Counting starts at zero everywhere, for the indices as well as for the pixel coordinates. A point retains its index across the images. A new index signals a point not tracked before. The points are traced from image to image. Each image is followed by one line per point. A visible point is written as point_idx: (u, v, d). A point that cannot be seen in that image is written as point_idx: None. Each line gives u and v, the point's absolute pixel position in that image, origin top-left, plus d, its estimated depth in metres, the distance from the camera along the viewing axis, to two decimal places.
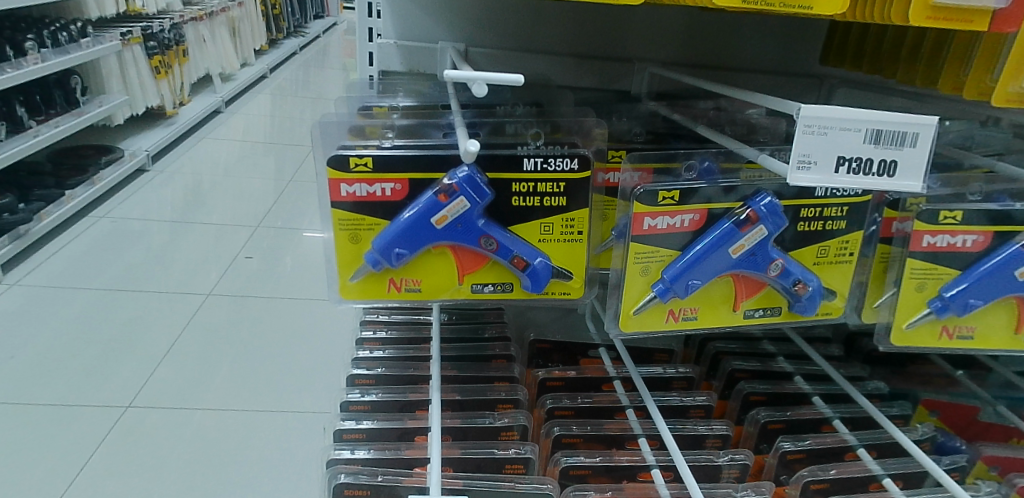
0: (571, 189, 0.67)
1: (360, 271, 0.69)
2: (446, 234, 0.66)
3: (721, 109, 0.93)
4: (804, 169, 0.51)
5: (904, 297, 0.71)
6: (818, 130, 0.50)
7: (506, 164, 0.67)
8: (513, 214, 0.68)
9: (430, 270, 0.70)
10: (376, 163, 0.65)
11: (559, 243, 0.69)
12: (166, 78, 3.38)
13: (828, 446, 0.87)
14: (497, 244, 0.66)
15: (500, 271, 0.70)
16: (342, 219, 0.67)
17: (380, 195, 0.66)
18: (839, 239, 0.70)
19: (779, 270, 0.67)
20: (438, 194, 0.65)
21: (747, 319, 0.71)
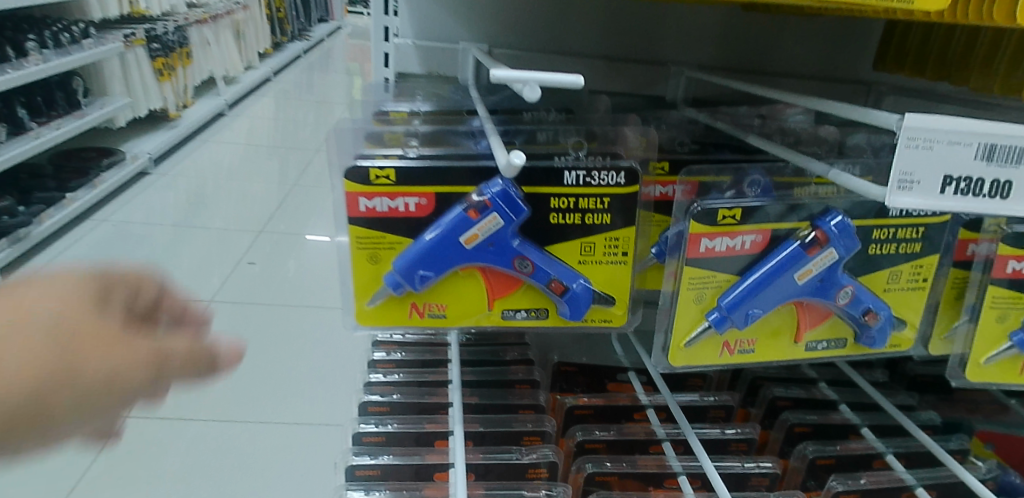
0: (616, 206, 0.60)
1: (379, 296, 0.62)
2: (475, 255, 0.59)
3: (764, 116, 0.86)
4: (906, 190, 0.44)
5: (983, 328, 0.64)
6: (924, 145, 0.43)
7: (545, 177, 0.60)
8: (550, 232, 0.61)
9: (456, 295, 0.63)
10: (399, 176, 0.58)
11: (601, 265, 0.62)
12: (169, 80, 3.31)
13: (884, 485, 0.79)
14: (533, 266, 0.59)
15: (534, 295, 0.63)
16: (359, 238, 0.60)
17: (402, 211, 0.59)
18: (914, 262, 0.62)
19: (849, 298, 0.60)
20: (467, 210, 0.57)
21: (809, 352, 0.64)
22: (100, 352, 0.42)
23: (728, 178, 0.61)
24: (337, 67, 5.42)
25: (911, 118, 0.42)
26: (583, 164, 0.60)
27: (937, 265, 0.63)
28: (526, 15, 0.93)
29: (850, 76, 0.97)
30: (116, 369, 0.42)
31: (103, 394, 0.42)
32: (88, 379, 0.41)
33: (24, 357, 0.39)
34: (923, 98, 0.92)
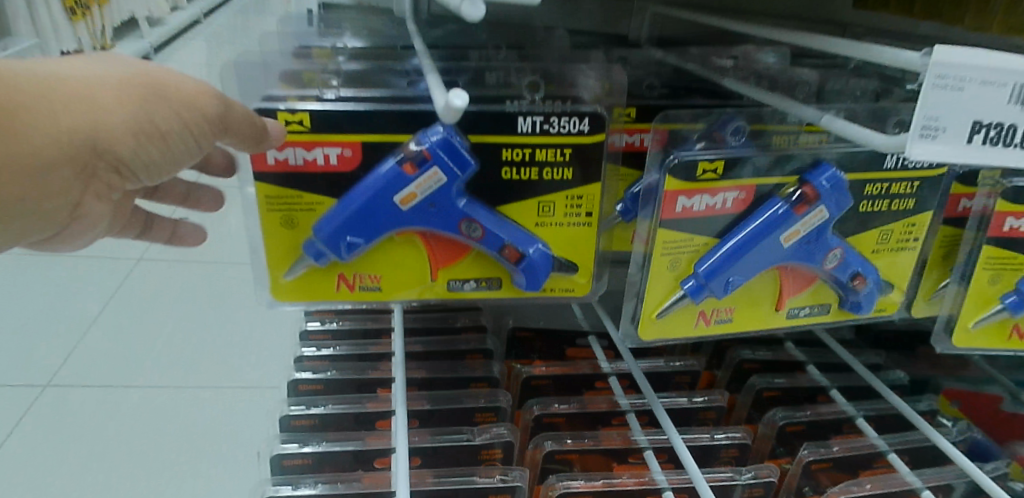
0: (579, 158, 0.51)
1: (298, 267, 0.52)
2: (413, 218, 0.50)
3: (735, 56, 0.77)
4: (930, 138, 0.36)
5: (973, 290, 0.59)
6: (954, 84, 0.35)
7: (495, 124, 0.50)
8: (501, 189, 0.52)
9: (392, 264, 0.54)
10: (315, 122, 0.48)
11: (561, 227, 0.54)
12: (83, 20, 3.02)
13: (856, 453, 0.75)
14: (483, 229, 0.51)
15: (484, 263, 0.54)
16: (270, 198, 0.50)
17: (321, 164, 0.49)
18: (905, 221, 0.56)
19: (837, 261, 0.54)
20: (402, 165, 0.48)
21: (791, 319, 0.58)
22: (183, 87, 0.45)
23: (699, 126, 0.52)
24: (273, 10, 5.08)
25: (940, 51, 0.35)
26: (543, 110, 0.50)
27: (929, 222, 0.57)
28: None
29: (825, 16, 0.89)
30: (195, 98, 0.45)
31: (179, 137, 0.46)
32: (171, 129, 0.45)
33: (118, 80, 0.44)
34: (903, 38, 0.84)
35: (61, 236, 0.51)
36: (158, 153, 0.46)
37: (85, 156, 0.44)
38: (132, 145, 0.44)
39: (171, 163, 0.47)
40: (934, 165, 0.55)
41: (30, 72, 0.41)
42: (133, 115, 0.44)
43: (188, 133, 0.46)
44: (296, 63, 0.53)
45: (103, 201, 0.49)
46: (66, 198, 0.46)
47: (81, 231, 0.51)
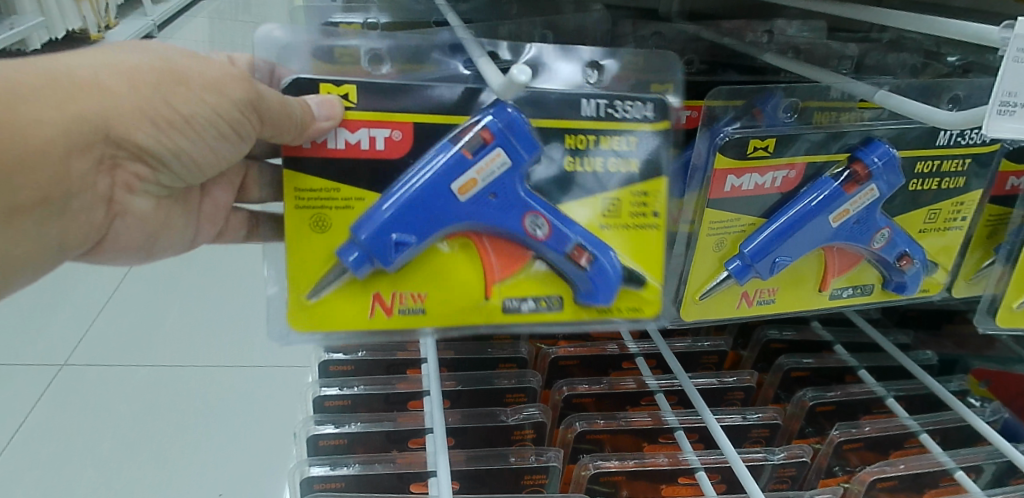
0: (648, 145, 0.46)
1: (328, 285, 0.46)
2: (469, 212, 0.44)
3: (770, 30, 0.75)
4: (1007, 115, 0.35)
5: (1020, 270, 0.58)
6: None
7: (557, 107, 0.45)
8: (569, 184, 0.46)
9: (439, 281, 0.47)
10: (363, 95, 0.43)
11: (628, 226, 0.48)
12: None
13: (888, 432, 0.74)
14: (549, 227, 0.45)
15: (545, 278, 0.48)
16: (299, 194, 0.44)
17: (366, 148, 0.44)
18: (954, 199, 0.56)
19: (886, 241, 0.53)
20: (461, 150, 0.43)
21: (833, 300, 0.57)
22: (209, 74, 0.44)
23: (737, 102, 0.50)
24: None
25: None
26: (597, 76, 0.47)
27: (976, 201, 0.56)
28: None
29: None
30: (220, 84, 0.44)
31: (205, 125, 0.44)
32: (193, 116, 0.44)
33: (132, 64, 0.43)
34: None
35: (116, 244, 0.52)
36: (185, 140, 0.44)
37: (101, 146, 0.44)
38: (152, 134, 0.44)
39: (205, 149, 0.46)
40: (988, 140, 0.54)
41: (41, 69, 0.42)
42: (146, 104, 0.43)
43: (214, 119, 0.44)
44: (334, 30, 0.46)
45: (144, 195, 0.49)
46: (92, 193, 0.47)
47: (133, 237, 0.51)
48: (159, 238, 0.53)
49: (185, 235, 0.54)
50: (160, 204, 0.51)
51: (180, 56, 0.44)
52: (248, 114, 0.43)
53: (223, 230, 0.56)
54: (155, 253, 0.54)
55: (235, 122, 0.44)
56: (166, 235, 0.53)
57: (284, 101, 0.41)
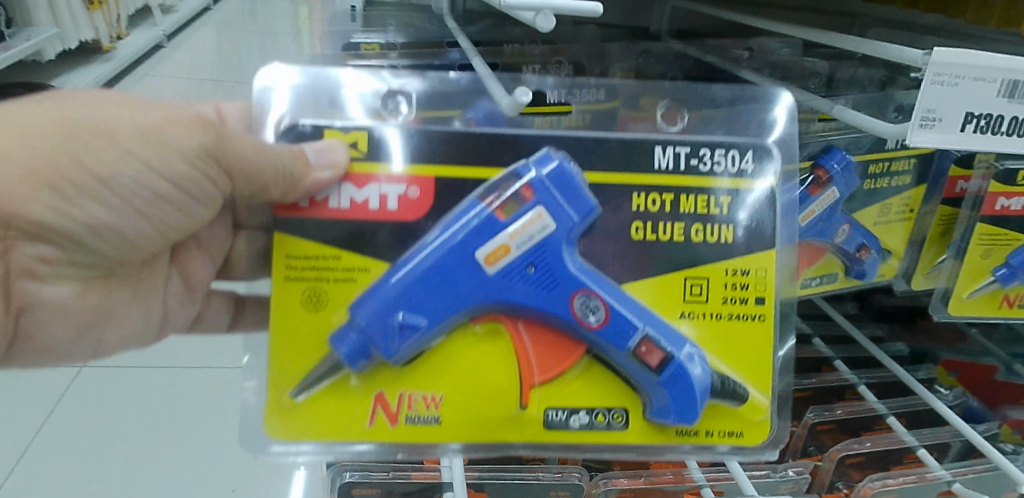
0: (736, 203, 0.46)
1: (315, 382, 0.45)
2: (498, 284, 0.44)
3: (751, 48, 0.83)
4: (927, 127, 0.42)
5: (966, 263, 0.65)
6: (949, 80, 0.41)
7: (628, 160, 0.45)
8: (631, 256, 0.46)
9: (465, 378, 0.46)
10: (371, 144, 0.45)
11: (713, 321, 0.47)
12: (102, 9, 2.96)
13: (858, 415, 0.82)
14: (603, 311, 0.45)
15: (610, 389, 0.47)
16: (291, 260, 0.45)
17: (375, 207, 0.45)
18: (903, 195, 0.65)
19: (846, 236, 0.62)
20: (495, 210, 0.44)
21: (805, 289, 0.64)
22: (127, 130, 0.44)
23: None
24: None
25: (938, 51, 0.40)
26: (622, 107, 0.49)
27: (922, 196, 0.67)
28: None
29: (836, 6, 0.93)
30: (141, 141, 0.45)
31: (129, 187, 0.46)
32: (114, 177, 0.45)
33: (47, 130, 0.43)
34: (909, 29, 0.88)
35: (31, 340, 0.51)
36: (98, 208, 0.46)
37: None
38: (61, 208, 0.44)
39: (125, 216, 0.47)
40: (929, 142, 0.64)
41: None
42: (52, 176, 0.43)
43: (140, 178, 0.46)
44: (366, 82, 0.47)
45: (56, 279, 0.49)
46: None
47: (57, 331, 0.51)
48: (93, 326, 0.53)
49: (128, 320, 0.54)
50: (85, 285, 0.51)
51: (92, 117, 0.44)
52: (197, 164, 0.46)
53: (180, 311, 0.58)
54: (97, 348, 0.54)
55: (177, 176, 0.46)
56: (102, 322, 0.53)
57: (273, 153, 0.43)
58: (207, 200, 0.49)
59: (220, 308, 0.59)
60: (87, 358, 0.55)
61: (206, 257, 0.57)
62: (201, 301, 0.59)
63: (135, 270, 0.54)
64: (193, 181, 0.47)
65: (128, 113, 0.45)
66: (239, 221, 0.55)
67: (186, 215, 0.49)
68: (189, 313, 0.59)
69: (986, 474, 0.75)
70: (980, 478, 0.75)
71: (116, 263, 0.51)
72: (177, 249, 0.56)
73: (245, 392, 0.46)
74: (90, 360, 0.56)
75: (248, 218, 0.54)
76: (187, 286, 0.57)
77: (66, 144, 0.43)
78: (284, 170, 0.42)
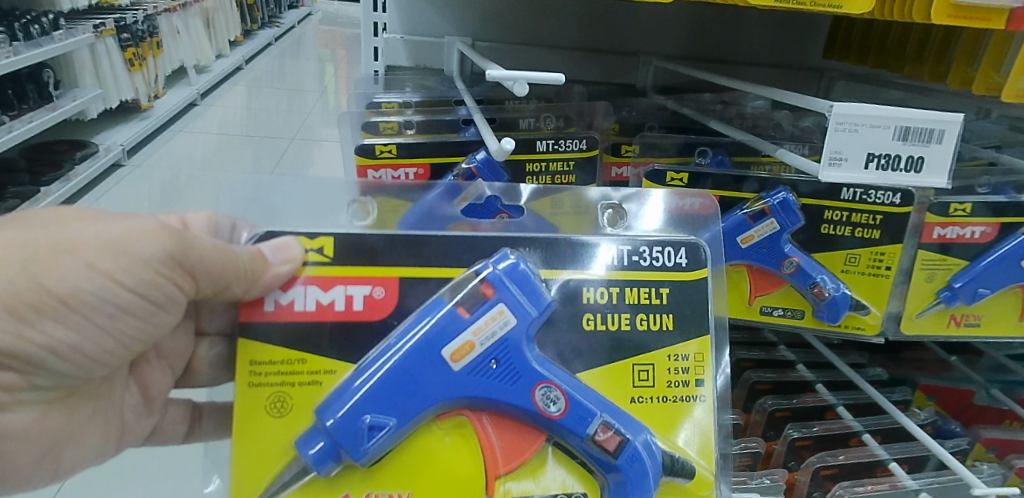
0: (675, 293, 0.55)
1: (280, 489, 0.50)
2: (464, 379, 0.50)
3: (725, 101, 0.94)
4: (836, 165, 0.53)
5: (912, 286, 0.72)
6: (849, 128, 0.52)
7: (575, 258, 0.55)
8: (587, 346, 0.54)
9: (430, 475, 0.51)
10: (336, 247, 0.53)
11: (656, 407, 0.54)
12: (141, 71, 3.13)
13: (834, 431, 0.90)
14: (563, 401, 0.51)
15: (571, 475, 0.53)
16: (255, 365, 0.51)
17: (340, 308, 0.52)
18: (874, 249, 0.71)
19: (794, 268, 0.69)
20: (457, 307, 0.51)
21: (764, 316, 0.73)
22: (91, 247, 0.48)
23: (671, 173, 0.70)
24: (307, 48, 5.24)
25: (838, 106, 0.51)
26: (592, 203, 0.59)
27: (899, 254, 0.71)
28: (506, 8, 0.99)
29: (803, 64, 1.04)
30: (108, 257, 0.49)
31: (89, 303, 0.49)
32: (73, 295, 0.48)
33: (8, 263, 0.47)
34: (869, 83, 0.99)
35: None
36: (55, 327, 0.49)
37: None
38: (20, 331, 0.48)
39: (86, 334, 0.50)
40: (902, 203, 0.70)
41: None
42: (12, 303, 0.47)
43: (100, 291, 0.49)
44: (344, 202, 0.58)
45: (19, 406, 0.52)
46: None
47: (20, 457, 0.54)
48: (56, 449, 0.55)
49: (90, 437, 0.56)
50: (46, 410, 0.53)
51: (57, 240, 0.48)
52: (162, 271, 0.50)
53: (138, 423, 0.59)
54: (57, 467, 0.56)
55: (140, 284, 0.49)
56: (67, 441, 0.55)
57: (231, 251, 0.50)
58: (172, 306, 0.52)
59: (176, 419, 0.61)
60: (49, 480, 0.57)
61: (163, 366, 0.59)
62: (159, 412, 0.61)
63: (97, 386, 0.56)
64: (158, 288, 0.50)
65: (96, 232, 0.49)
66: (201, 327, 0.58)
67: (150, 322, 0.52)
68: (148, 424, 0.60)
69: (951, 485, 0.82)
70: (945, 486, 0.82)
71: (78, 383, 0.53)
72: (142, 360, 0.58)
73: (203, 495, 0.53)
74: (54, 481, 0.58)
75: (210, 323, 0.58)
76: (147, 398, 0.59)
77: (27, 268, 0.47)
78: (245, 268, 0.50)
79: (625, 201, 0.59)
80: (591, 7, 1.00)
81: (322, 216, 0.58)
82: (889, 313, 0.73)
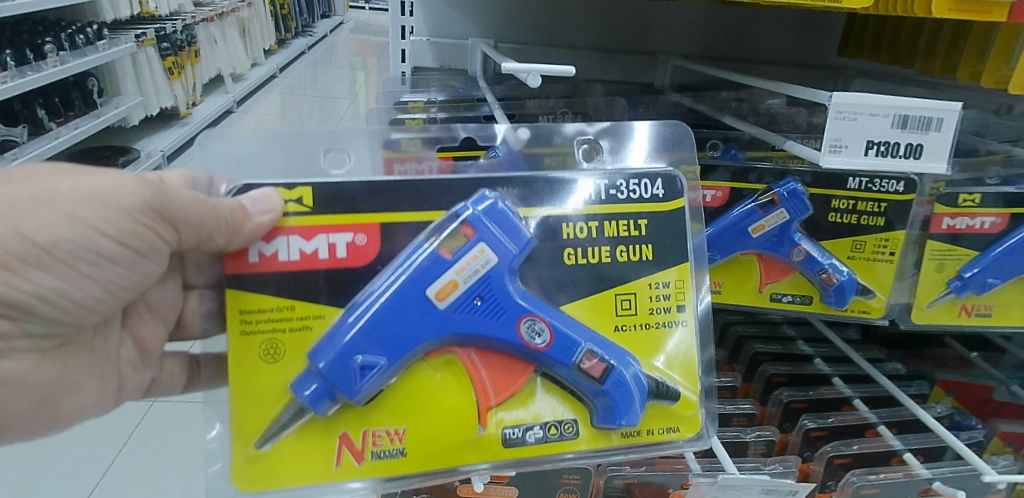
0: (653, 224, 0.57)
1: (280, 430, 0.53)
2: (450, 317, 0.53)
3: (741, 99, 0.96)
4: (837, 151, 0.59)
5: (923, 276, 0.74)
6: (850, 116, 0.58)
7: (553, 194, 0.56)
8: (566, 279, 0.56)
9: (422, 411, 0.54)
10: (314, 198, 0.53)
11: (636, 334, 0.57)
12: (180, 79, 3.23)
13: (849, 423, 0.91)
14: (548, 333, 0.54)
15: (558, 403, 0.56)
16: (246, 315, 0.52)
17: (325, 256, 0.53)
18: (879, 236, 0.72)
19: (803, 255, 0.71)
20: (440, 249, 0.53)
21: (774, 303, 0.75)
22: (67, 197, 0.51)
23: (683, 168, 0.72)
24: (340, 57, 5.35)
25: (838, 96, 0.58)
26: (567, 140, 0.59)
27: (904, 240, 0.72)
28: (527, 10, 1.03)
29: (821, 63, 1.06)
30: (84, 205, 0.51)
31: (71, 252, 0.51)
32: (55, 244, 0.51)
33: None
34: (886, 80, 1.00)
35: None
36: (43, 277, 0.51)
37: None
38: (8, 280, 0.51)
39: (70, 282, 0.52)
40: (906, 190, 0.71)
41: None
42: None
43: (81, 241, 0.51)
44: (307, 151, 0.57)
45: (13, 353, 0.54)
46: None
47: (16, 406, 0.55)
48: (54, 397, 0.57)
49: (87, 387, 0.58)
50: (41, 356, 0.55)
51: (31, 191, 0.50)
52: (142, 220, 0.51)
53: (136, 376, 0.61)
54: (55, 417, 0.57)
55: (121, 233, 0.51)
56: (64, 390, 0.57)
57: (212, 204, 0.51)
58: (155, 255, 0.54)
59: (174, 370, 0.63)
60: (49, 431, 0.59)
61: (155, 318, 0.60)
62: (156, 365, 0.62)
63: (91, 338, 0.58)
64: (140, 237, 0.52)
65: (77, 185, 0.51)
66: (188, 281, 0.60)
67: (135, 271, 0.54)
68: (146, 376, 0.62)
69: (967, 474, 0.83)
70: (958, 476, 0.83)
71: (71, 330, 0.56)
72: (134, 313, 0.60)
73: (207, 441, 0.55)
74: (54, 432, 0.59)
75: (198, 276, 0.60)
76: (143, 351, 0.61)
77: (7, 215, 0.49)
78: (225, 219, 0.50)
79: (600, 136, 0.59)
80: (610, 6, 1.03)
81: (291, 165, 0.57)
82: (898, 302, 0.75)
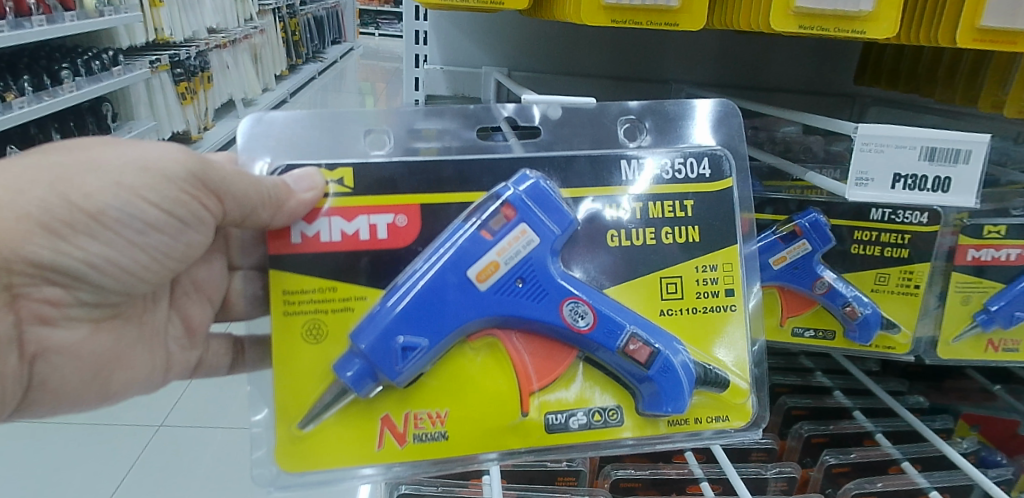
0: (700, 205, 0.56)
1: (322, 412, 0.51)
2: (489, 299, 0.51)
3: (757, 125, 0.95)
4: (862, 185, 0.59)
5: (948, 310, 0.72)
6: (875, 148, 0.58)
7: (597, 176, 0.54)
8: (610, 263, 0.55)
9: (465, 394, 0.53)
10: (355, 180, 0.51)
11: (684, 319, 0.55)
12: (191, 104, 3.24)
13: (872, 459, 0.88)
14: (591, 315, 0.52)
15: (605, 388, 0.55)
16: (287, 295, 0.51)
17: (365, 237, 0.51)
18: (902, 267, 0.71)
19: (825, 288, 0.70)
20: (481, 230, 0.51)
21: (795, 337, 0.74)
22: (114, 165, 0.50)
23: None
24: (348, 83, 5.40)
25: (863, 129, 0.58)
26: (611, 118, 0.56)
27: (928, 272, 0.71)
28: (540, 39, 1.04)
29: (836, 89, 1.05)
30: (131, 173, 0.50)
31: (118, 219, 0.51)
32: (102, 212, 0.50)
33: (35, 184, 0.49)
34: (903, 108, 1.00)
35: (48, 387, 0.55)
36: (90, 243, 0.51)
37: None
38: (58, 246, 0.50)
39: (120, 249, 0.52)
40: (929, 222, 0.70)
41: None
42: (43, 216, 0.49)
43: (127, 208, 0.51)
44: (343, 128, 0.54)
45: (68, 323, 0.54)
46: None
47: (71, 378, 0.55)
48: (106, 371, 0.56)
49: (139, 360, 0.58)
50: (95, 326, 0.55)
51: (80, 160, 0.50)
52: (187, 189, 0.51)
53: (183, 354, 0.61)
54: (108, 390, 0.57)
55: (166, 201, 0.51)
56: (116, 363, 0.57)
57: (256, 180, 0.50)
58: (200, 226, 0.53)
59: (219, 351, 0.62)
60: (101, 405, 0.58)
61: (202, 298, 0.61)
62: (202, 345, 0.62)
63: (142, 310, 0.58)
64: (184, 206, 0.52)
65: (123, 156, 0.50)
66: (232, 262, 0.60)
67: (179, 239, 0.53)
68: (193, 356, 0.61)
69: None
70: None
71: (122, 300, 0.56)
72: (182, 291, 0.61)
73: (254, 423, 0.53)
74: (104, 406, 0.59)
75: (241, 258, 0.59)
76: (189, 330, 0.61)
77: (55, 184, 0.49)
78: (269, 194, 0.49)
79: (646, 115, 0.57)
80: (622, 34, 1.03)
81: (327, 144, 0.54)
82: (921, 335, 0.73)
